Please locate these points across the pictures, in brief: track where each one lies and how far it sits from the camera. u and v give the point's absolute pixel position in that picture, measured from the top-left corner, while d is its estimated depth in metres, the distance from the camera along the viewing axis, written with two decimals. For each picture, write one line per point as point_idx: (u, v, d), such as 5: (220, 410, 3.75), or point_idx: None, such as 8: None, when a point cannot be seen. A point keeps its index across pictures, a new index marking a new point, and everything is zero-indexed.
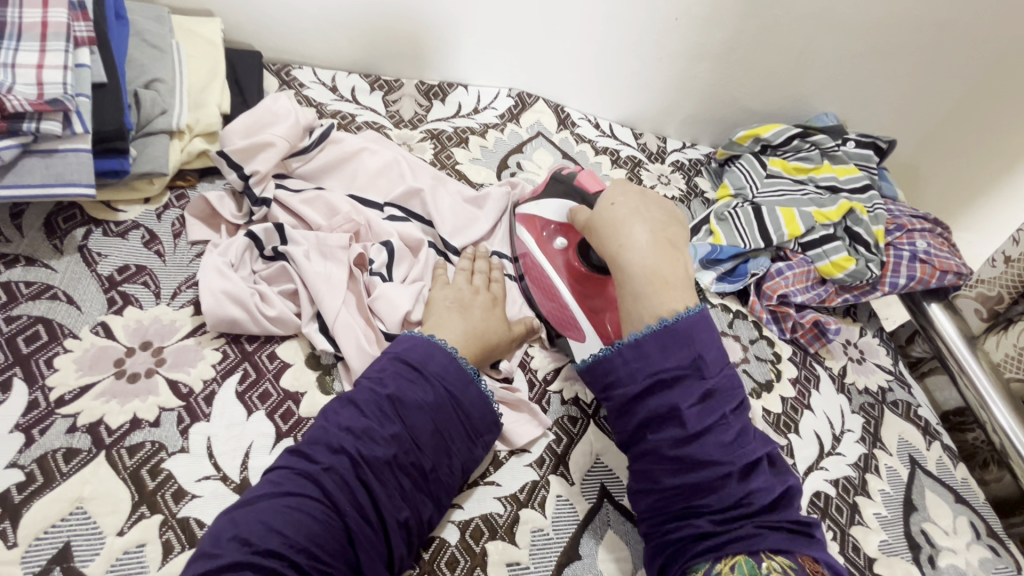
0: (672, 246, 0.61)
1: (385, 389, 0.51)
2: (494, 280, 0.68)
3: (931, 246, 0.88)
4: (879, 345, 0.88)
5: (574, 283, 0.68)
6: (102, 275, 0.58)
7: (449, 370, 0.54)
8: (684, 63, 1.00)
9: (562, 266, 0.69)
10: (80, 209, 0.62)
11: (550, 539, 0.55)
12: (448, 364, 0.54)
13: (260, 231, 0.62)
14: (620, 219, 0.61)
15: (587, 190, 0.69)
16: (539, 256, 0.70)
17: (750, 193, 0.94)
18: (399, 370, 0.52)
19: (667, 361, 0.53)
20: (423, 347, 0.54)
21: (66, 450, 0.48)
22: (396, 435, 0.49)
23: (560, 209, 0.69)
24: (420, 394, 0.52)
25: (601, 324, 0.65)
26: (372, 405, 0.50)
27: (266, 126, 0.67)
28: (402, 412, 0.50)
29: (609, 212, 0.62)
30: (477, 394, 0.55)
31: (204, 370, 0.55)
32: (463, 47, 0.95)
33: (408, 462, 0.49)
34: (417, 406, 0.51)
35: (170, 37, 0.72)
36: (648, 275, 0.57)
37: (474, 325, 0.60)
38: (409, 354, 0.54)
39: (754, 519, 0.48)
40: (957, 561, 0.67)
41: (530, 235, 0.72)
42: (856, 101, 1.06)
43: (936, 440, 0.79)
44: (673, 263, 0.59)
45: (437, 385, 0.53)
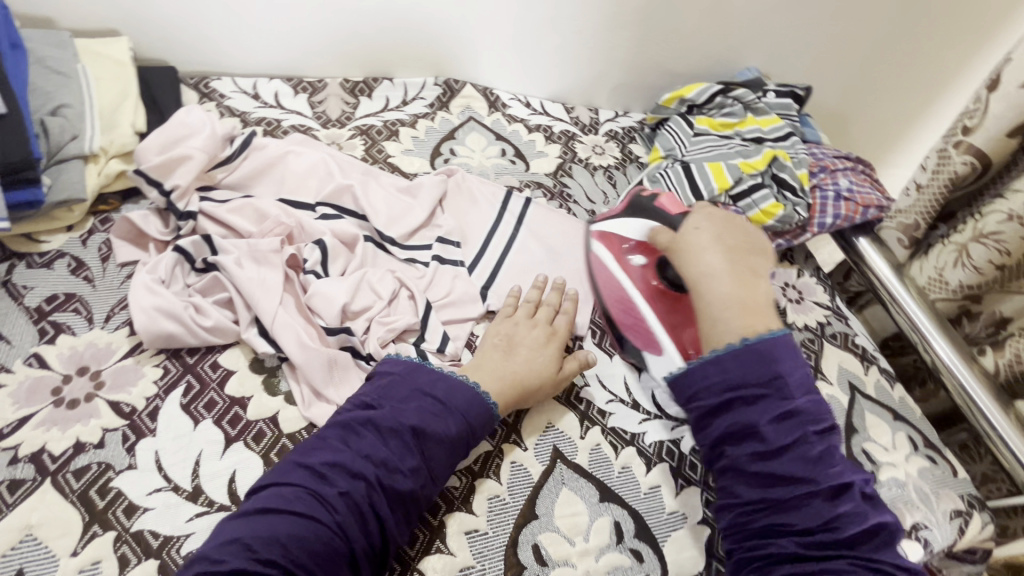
0: (747, 288, 0.57)
1: (408, 420, 0.51)
2: (560, 314, 0.68)
3: (854, 183, 0.92)
4: (817, 283, 0.92)
5: (653, 298, 0.69)
6: (30, 307, 0.58)
7: (471, 405, 0.55)
8: (605, 33, 1.01)
9: (641, 283, 0.70)
10: (1, 245, 0.61)
11: (506, 504, 0.57)
12: (471, 399, 0.55)
13: (188, 244, 0.62)
14: (696, 255, 0.60)
15: (668, 212, 0.70)
16: (618, 274, 0.71)
17: (679, 153, 0.97)
18: (423, 403, 0.53)
19: (744, 377, 0.51)
20: (447, 381, 0.55)
21: (10, 481, 0.48)
22: (416, 468, 0.50)
23: (643, 229, 0.70)
24: (442, 427, 0.52)
25: (682, 337, 0.66)
26: (395, 438, 0.50)
27: (180, 140, 0.67)
28: (423, 445, 0.51)
29: (683, 246, 0.62)
30: (490, 425, 0.56)
31: (145, 388, 0.55)
32: (382, 40, 0.95)
33: (420, 493, 0.51)
34: (439, 440, 0.52)
35: (75, 61, 0.70)
36: (725, 302, 0.56)
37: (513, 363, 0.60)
38: (433, 388, 0.55)
39: (848, 556, 0.46)
40: (897, 474, 0.71)
41: (611, 256, 0.73)
42: (775, 53, 1.09)
43: (873, 364, 0.83)
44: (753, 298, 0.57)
45: (459, 418, 0.54)
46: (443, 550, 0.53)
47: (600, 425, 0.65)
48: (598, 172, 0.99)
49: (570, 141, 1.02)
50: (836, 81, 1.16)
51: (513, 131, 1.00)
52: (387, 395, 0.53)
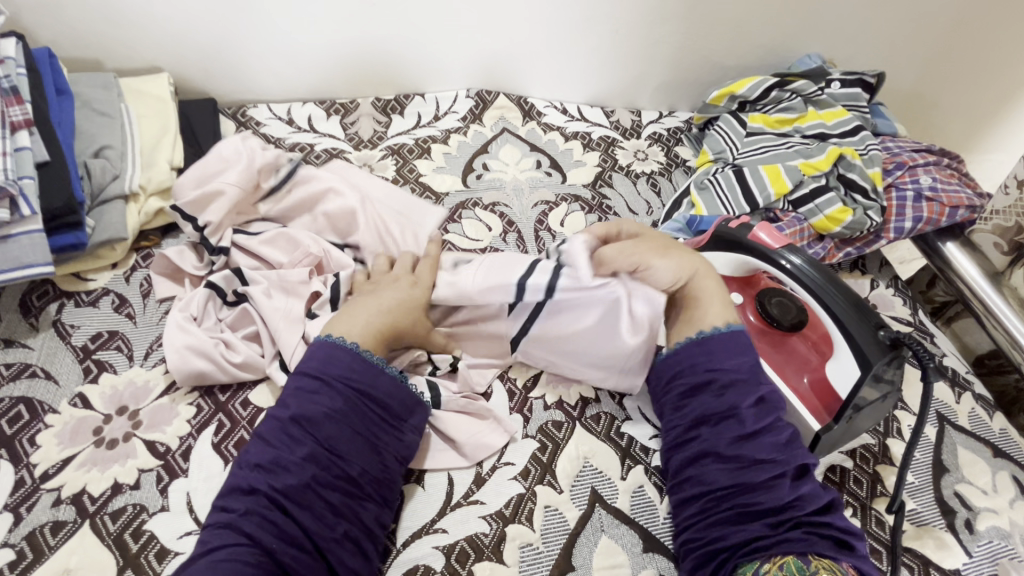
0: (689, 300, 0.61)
1: (286, 410, 0.50)
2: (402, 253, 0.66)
3: (937, 180, 0.81)
4: (895, 296, 0.82)
5: (758, 339, 0.64)
6: (76, 346, 0.60)
7: (349, 368, 0.53)
8: (644, 29, 0.94)
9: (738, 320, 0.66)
10: (52, 285, 0.64)
11: (540, 553, 0.53)
12: (346, 362, 0.53)
13: (220, 279, 0.62)
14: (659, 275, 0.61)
15: (768, 247, 0.60)
16: None
17: (730, 156, 0.89)
18: (301, 385, 0.52)
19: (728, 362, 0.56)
20: (321, 353, 0.53)
21: (53, 523, 0.49)
22: (310, 454, 0.49)
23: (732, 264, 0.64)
24: (319, 402, 0.51)
25: (796, 381, 0.61)
26: (280, 434, 0.49)
27: (216, 174, 0.67)
28: (377, 446, 0.52)
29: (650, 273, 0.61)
30: (391, 380, 0.54)
31: (179, 427, 0.56)
32: (412, 56, 0.93)
33: (332, 475, 0.49)
34: (324, 415, 0.50)
35: (118, 100, 0.73)
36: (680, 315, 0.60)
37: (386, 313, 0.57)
38: (305, 366, 0.53)
39: (801, 524, 0.49)
40: (1000, 523, 0.61)
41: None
42: (842, 36, 0.98)
43: (967, 391, 0.72)
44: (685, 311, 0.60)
45: (340, 387, 0.52)
46: None
47: (642, 464, 0.60)
48: (641, 179, 0.92)
49: (610, 148, 0.96)
50: (916, 60, 1.03)
51: (549, 140, 0.95)
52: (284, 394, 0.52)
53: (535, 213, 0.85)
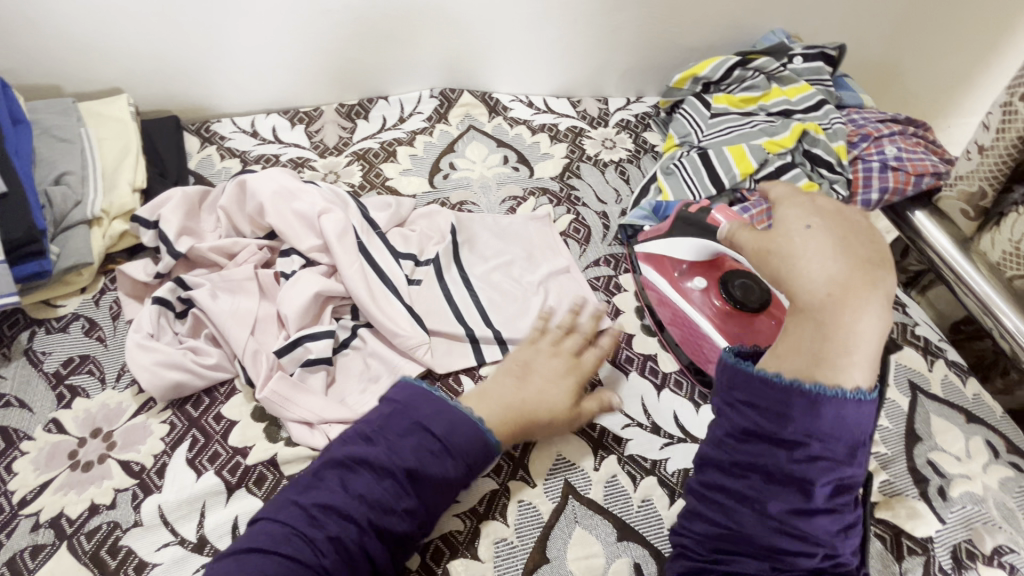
0: (877, 264, 0.45)
1: (405, 461, 0.47)
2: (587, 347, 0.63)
3: (902, 150, 0.81)
4: None
5: (721, 321, 0.65)
6: (48, 372, 0.61)
7: (473, 444, 0.50)
8: (602, 17, 0.94)
9: (703, 305, 0.67)
10: (23, 313, 0.65)
11: (514, 547, 0.54)
12: (473, 438, 0.50)
13: (165, 292, 0.62)
14: (815, 245, 0.46)
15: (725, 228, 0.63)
16: (677, 299, 0.68)
17: (696, 138, 0.88)
18: (422, 441, 0.49)
19: None
20: (448, 417, 0.51)
21: (32, 547, 0.50)
22: (409, 509, 0.47)
23: (692, 249, 0.67)
24: (439, 470, 0.48)
25: None
26: (387, 482, 0.47)
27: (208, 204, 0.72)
28: (417, 488, 0.48)
29: (800, 238, 0.47)
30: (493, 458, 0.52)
31: (153, 445, 0.57)
32: (373, 60, 0.93)
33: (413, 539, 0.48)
34: (435, 484, 0.48)
35: (78, 126, 0.73)
36: (846, 343, 0.43)
37: (527, 389, 0.57)
38: (433, 423, 0.50)
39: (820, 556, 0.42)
40: (973, 488, 0.62)
41: (664, 280, 0.70)
42: (803, 9, 0.97)
43: (939, 358, 0.73)
44: (865, 269, 0.44)
45: (460, 460, 0.49)
46: None
47: (616, 453, 0.61)
48: (609, 168, 0.92)
49: (578, 138, 0.96)
50: (883, 28, 1.03)
51: (516, 135, 0.95)
52: (384, 432, 0.50)
53: (503, 209, 0.85)
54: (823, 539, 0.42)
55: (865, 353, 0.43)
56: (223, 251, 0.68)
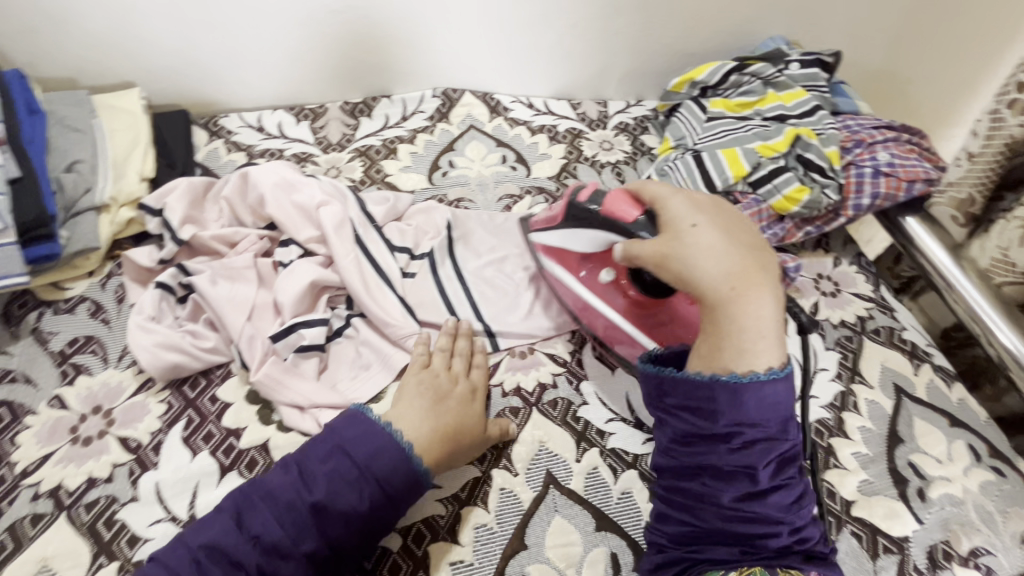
0: (762, 255, 0.54)
1: (311, 495, 0.49)
2: (475, 363, 0.65)
3: (895, 156, 0.81)
4: (858, 272, 0.82)
5: (634, 312, 0.67)
6: (54, 351, 0.63)
7: (394, 474, 0.51)
8: (603, 21, 0.96)
9: (614, 296, 0.67)
10: (32, 295, 0.68)
11: (494, 533, 0.55)
12: (394, 466, 0.52)
13: (167, 278, 0.65)
14: (710, 244, 0.53)
15: (625, 218, 0.61)
16: (586, 293, 0.68)
17: (691, 141, 0.90)
18: (337, 467, 0.50)
19: None
20: (366, 432, 0.52)
21: (32, 516, 0.52)
22: (313, 550, 0.48)
23: (591, 240, 0.66)
24: (348, 501, 0.49)
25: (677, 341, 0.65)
26: (293, 517, 0.48)
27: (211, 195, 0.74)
28: (324, 522, 0.49)
29: (693, 239, 0.54)
30: (414, 492, 0.53)
31: (151, 423, 0.59)
32: (377, 60, 0.95)
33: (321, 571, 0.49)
34: (343, 516, 0.49)
35: (90, 117, 0.76)
36: (759, 326, 0.51)
37: (444, 417, 0.57)
38: (353, 450, 0.52)
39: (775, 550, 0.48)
40: (953, 490, 0.62)
41: (565, 272, 0.70)
42: (803, 16, 0.99)
43: (926, 362, 0.73)
44: (750, 258, 0.53)
45: (371, 488, 0.50)
46: None
47: (598, 447, 0.62)
48: (606, 170, 0.94)
49: (576, 140, 0.98)
50: (881, 37, 1.03)
51: (515, 135, 0.97)
52: (306, 460, 0.51)
53: (499, 207, 0.87)
54: (788, 527, 0.48)
55: (770, 334, 0.51)
56: (224, 239, 0.71)
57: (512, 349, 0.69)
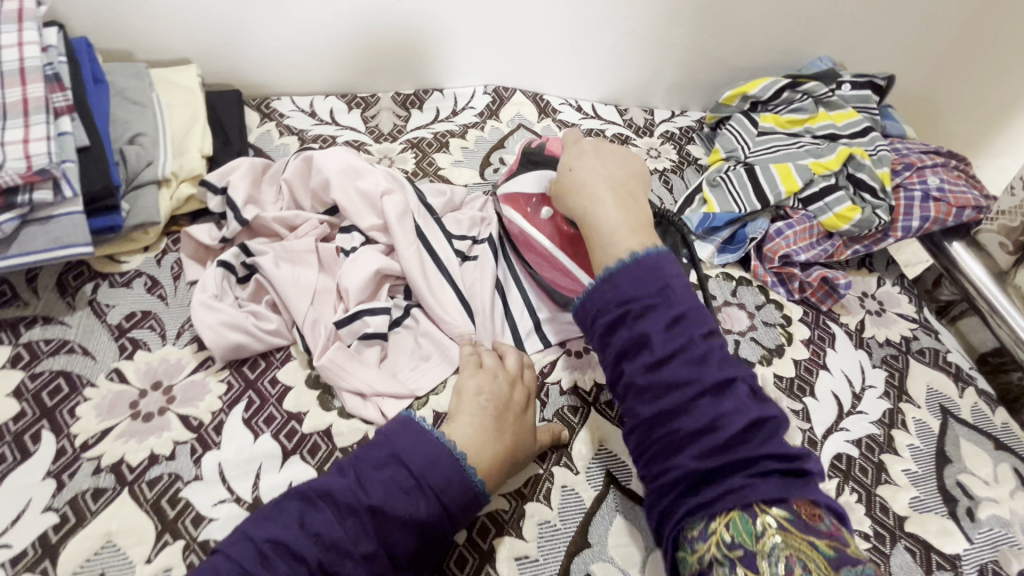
0: (632, 194, 0.62)
1: (371, 499, 0.46)
2: (527, 364, 0.63)
3: (945, 181, 0.83)
4: (901, 293, 0.84)
5: (564, 244, 0.67)
6: (112, 324, 0.63)
7: (452, 482, 0.49)
8: (658, 30, 0.97)
9: (551, 231, 0.67)
10: (87, 266, 0.67)
11: (557, 530, 0.55)
12: (452, 474, 0.49)
13: (230, 257, 0.64)
14: (583, 181, 0.62)
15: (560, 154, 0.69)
16: (527, 228, 0.68)
17: (742, 154, 0.91)
18: (395, 474, 0.48)
19: (636, 291, 0.50)
20: (422, 440, 0.50)
21: (93, 490, 0.52)
22: (372, 555, 0.45)
23: (537, 180, 0.69)
24: (409, 508, 0.47)
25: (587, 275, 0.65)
26: (352, 519, 0.45)
27: (272, 176, 0.74)
28: (383, 528, 0.46)
29: (569, 178, 0.63)
30: (474, 503, 0.50)
31: (211, 402, 0.58)
32: (432, 53, 0.96)
33: None
34: (404, 522, 0.46)
35: (150, 91, 0.75)
36: (614, 226, 0.57)
37: (506, 435, 0.55)
38: (411, 458, 0.49)
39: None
40: (1000, 512, 0.63)
41: (518, 215, 0.70)
42: (853, 39, 1.00)
43: (969, 386, 0.74)
44: (623, 196, 0.61)
45: (431, 496, 0.48)
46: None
47: None
48: (653, 176, 0.94)
49: (623, 145, 0.99)
50: (925, 65, 1.05)
51: (564, 137, 0.98)
52: (359, 463, 0.49)
53: None
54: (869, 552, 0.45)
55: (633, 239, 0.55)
56: (285, 222, 0.70)
57: (568, 348, 0.69)
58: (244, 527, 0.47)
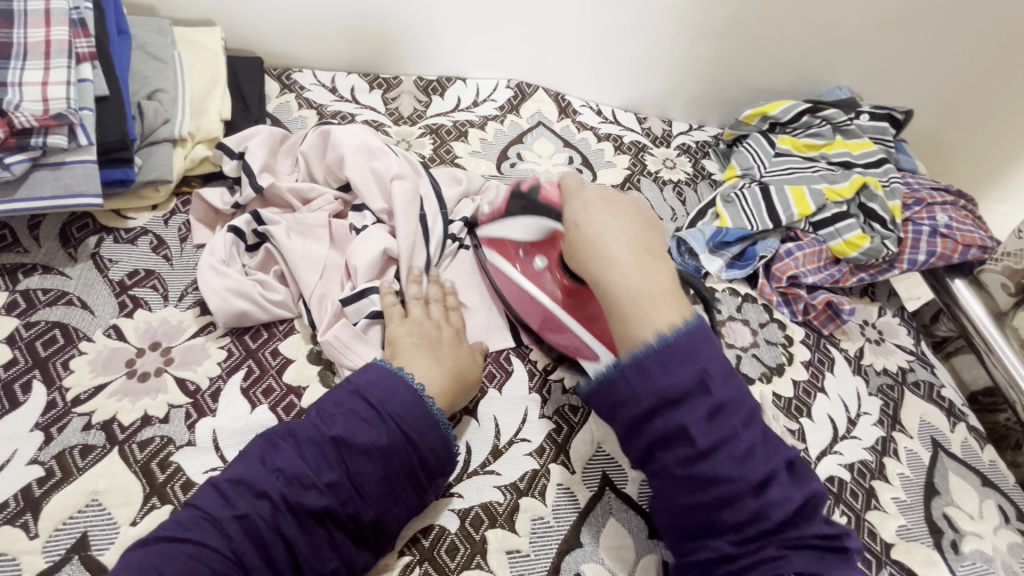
0: (657, 256, 0.54)
1: (331, 429, 0.48)
2: (451, 308, 0.64)
3: (953, 219, 0.84)
4: (900, 325, 0.84)
5: (564, 300, 0.63)
6: (113, 280, 0.61)
7: (409, 411, 0.51)
8: (685, 43, 0.97)
9: (551, 285, 0.64)
10: (93, 219, 0.65)
11: (550, 527, 0.55)
12: (409, 403, 0.51)
13: (241, 223, 0.63)
14: (594, 236, 0.55)
15: (553, 202, 0.64)
16: (524, 282, 0.66)
17: (758, 173, 0.91)
18: (355, 408, 0.50)
19: (670, 378, 0.47)
20: (385, 382, 0.52)
21: (82, 446, 0.50)
22: (334, 484, 0.47)
23: (530, 228, 0.66)
24: (369, 436, 0.48)
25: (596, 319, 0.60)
26: (314, 449, 0.47)
27: (288, 148, 0.73)
28: (346, 456, 0.47)
29: (579, 235, 0.55)
30: (438, 439, 0.52)
31: (210, 368, 0.57)
32: (458, 43, 0.95)
33: (346, 515, 0.47)
34: (364, 450, 0.48)
35: (172, 48, 0.74)
36: (635, 296, 0.51)
37: (448, 363, 0.57)
38: (369, 391, 0.51)
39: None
40: (983, 547, 0.64)
41: (506, 262, 0.68)
42: (873, 72, 1.01)
43: (961, 422, 0.75)
44: (645, 250, 0.54)
45: (392, 426, 0.49)
46: (483, 567, 0.52)
47: None
48: (667, 187, 0.95)
49: (640, 153, 0.99)
50: (940, 104, 1.07)
51: (582, 139, 0.98)
52: (321, 403, 0.51)
53: None
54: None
55: (662, 308, 0.50)
56: (299, 194, 0.69)
57: None
58: (235, 494, 0.45)
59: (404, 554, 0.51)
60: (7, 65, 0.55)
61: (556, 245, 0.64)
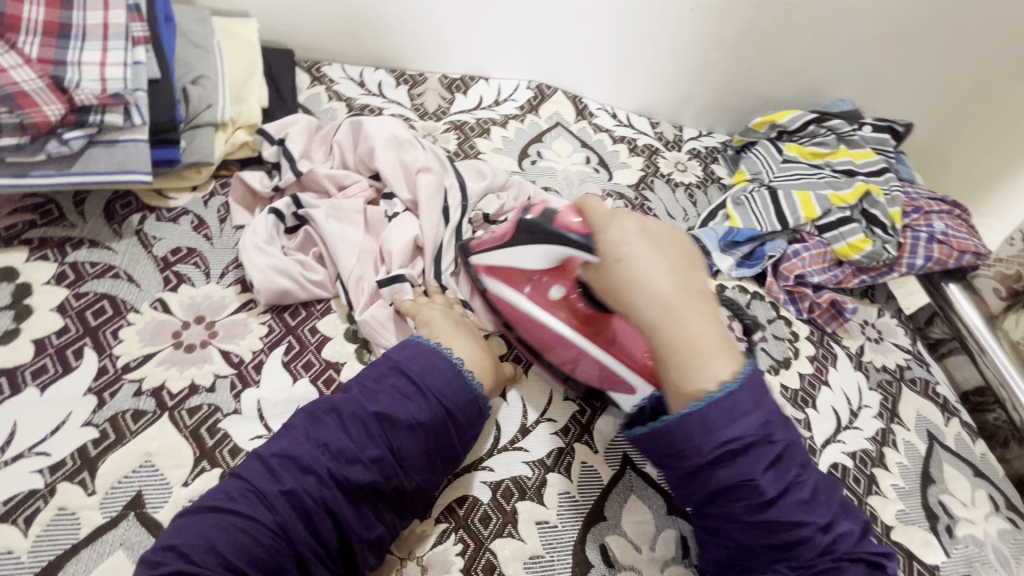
0: (705, 291, 0.50)
1: (375, 405, 0.50)
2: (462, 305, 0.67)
3: (949, 227, 0.89)
4: (898, 326, 0.89)
5: (581, 326, 0.61)
6: (157, 256, 0.63)
7: (449, 389, 0.52)
8: (698, 52, 1.01)
9: (564, 315, 0.62)
10: (136, 197, 0.67)
11: (576, 501, 0.58)
12: (449, 381, 0.53)
13: (282, 206, 0.66)
14: (642, 274, 0.49)
15: (569, 232, 0.54)
16: (536, 313, 0.63)
17: (766, 178, 0.96)
18: (396, 385, 0.52)
19: (735, 429, 0.47)
20: (425, 360, 0.53)
21: (134, 411, 0.52)
22: (378, 458, 0.48)
23: (540, 258, 0.59)
24: (411, 411, 0.50)
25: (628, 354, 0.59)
26: (359, 425, 0.49)
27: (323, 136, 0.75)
28: (390, 431, 0.49)
29: (620, 273, 0.50)
30: (475, 412, 0.54)
31: (252, 342, 0.59)
32: (482, 44, 0.99)
33: (389, 485, 0.49)
34: (407, 425, 0.50)
35: (213, 37, 0.76)
36: (697, 350, 0.48)
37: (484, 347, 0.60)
38: (410, 368, 0.53)
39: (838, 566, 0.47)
40: (975, 531, 0.68)
41: (512, 291, 0.65)
42: (873, 86, 1.07)
43: (954, 416, 0.80)
44: (690, 277, 0.50)
45: (434, 402, 0.51)
46: (514, 536, 0.54)
47: None
48: (679, 189, 0.99)
49: (653, 156, 1.02)
50: (935, 119, 1.12)
51: (599, 140, 1.01)
52: (360, 378, 0.53)
53: None
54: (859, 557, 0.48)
55: (711, 353, 0.48)
56: (334, 180, 0.71)
57: None
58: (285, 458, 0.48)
59: (439, 521, 0.54)
60: (66, 45, 0.57)
61: (568, 274, 0.61)
